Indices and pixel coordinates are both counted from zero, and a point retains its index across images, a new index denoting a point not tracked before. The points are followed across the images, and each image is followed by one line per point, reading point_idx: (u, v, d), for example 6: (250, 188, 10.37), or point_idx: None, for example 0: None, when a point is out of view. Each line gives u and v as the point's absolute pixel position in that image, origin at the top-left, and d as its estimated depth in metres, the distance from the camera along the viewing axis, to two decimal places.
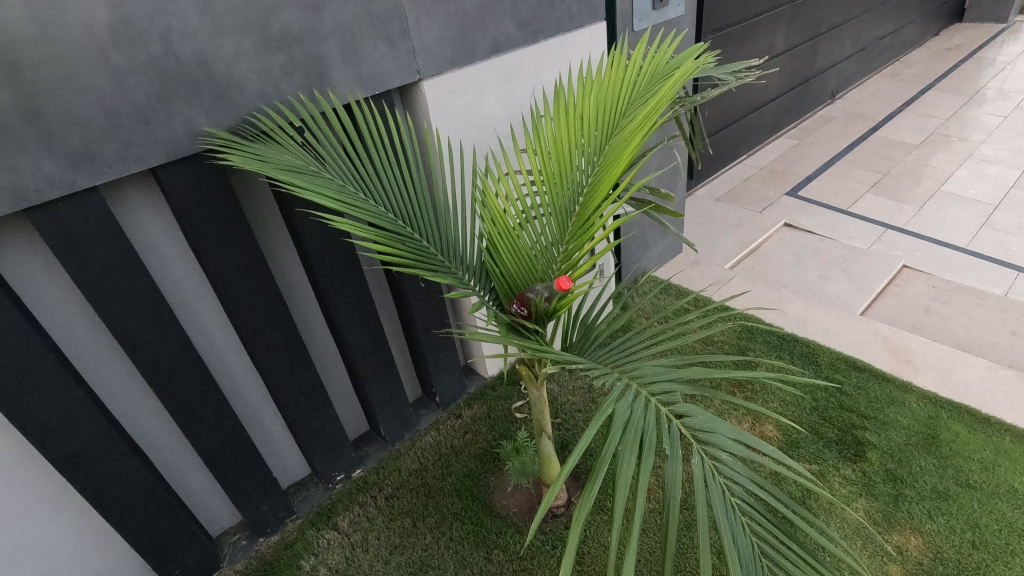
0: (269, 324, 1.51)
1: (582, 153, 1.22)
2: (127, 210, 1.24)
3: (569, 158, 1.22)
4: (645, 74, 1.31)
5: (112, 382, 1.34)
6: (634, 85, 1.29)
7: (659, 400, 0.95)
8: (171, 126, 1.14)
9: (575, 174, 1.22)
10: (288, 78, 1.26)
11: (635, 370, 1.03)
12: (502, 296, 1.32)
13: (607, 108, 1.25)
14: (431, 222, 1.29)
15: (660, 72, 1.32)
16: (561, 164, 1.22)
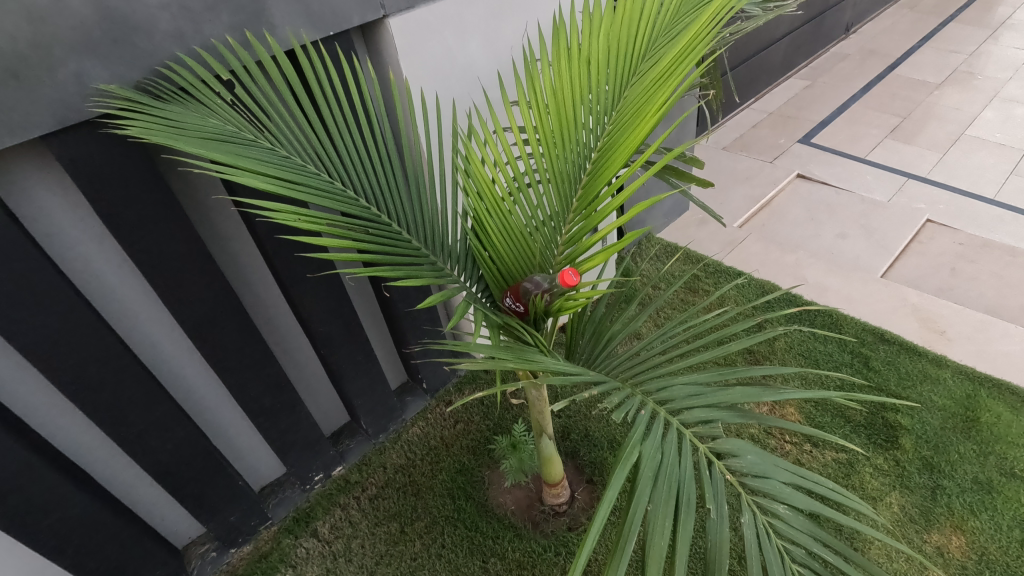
0: (219, 320, 1.28)
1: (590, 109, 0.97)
2: (19, 192, 0.97)
3: (576, 118, 0.97)
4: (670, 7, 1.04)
5: (30, 398, 1.12)
6: (656, 21, 1.02)
7: (695, 434, 0.75)
8: (57, 83, 0.87)
9: (581, 139, 0.98)
10: (212, 15, 0.98)
11: (661, 390, 0.82)
12: (492, 288, 1.09)
13: (622, 49, 0.99)
14: (403, 198, 1.04)
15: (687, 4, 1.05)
16: (564, 122, 0.97)
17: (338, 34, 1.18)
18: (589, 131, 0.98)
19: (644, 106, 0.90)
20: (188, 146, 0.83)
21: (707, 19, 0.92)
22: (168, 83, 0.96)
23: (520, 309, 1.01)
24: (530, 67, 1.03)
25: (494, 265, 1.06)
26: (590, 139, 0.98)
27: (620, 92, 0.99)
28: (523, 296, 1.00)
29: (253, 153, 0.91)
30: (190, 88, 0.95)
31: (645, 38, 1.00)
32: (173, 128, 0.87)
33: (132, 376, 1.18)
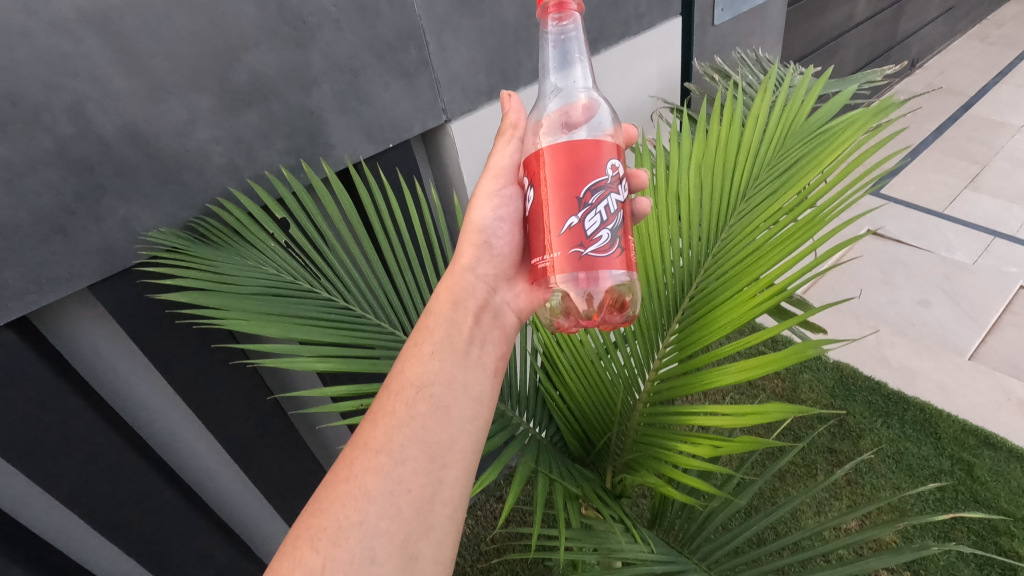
0: (265, 442, 1.17)
1: (681, 243, 0.84)
2: (73, 337, 0.88)
3: (669, 260, 0.85)
4: (785, 135, 0.86)
5: (83, 543, 1.02)
6: (758, 146, 0.85)
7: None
8: (103, 231, 0.81)
9: (675, 280, 0.84)
10: (266, 142, 0.92)
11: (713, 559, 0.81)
12: (570, 440, 1.00)
13: (731, 172, 0.85)
14: None
15: (811, 125, 0.86)
16: (653, 253, 0.86)
17: (392, 148, 1.10)
18: (684, 272, 0.84)
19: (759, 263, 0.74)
20: (246, 310, 0.76)
21: (824, 166, 0.77)
22: (215, 222, 0.88)
23: (579, 265, 0.68)
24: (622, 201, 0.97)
25: (567, 408, 0.99)
26: (688, 280, 0.84)
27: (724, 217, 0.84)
28: (522, 299, 0.88)
29: (309, 309, 0.81)
30: (240, 227, 0.87)
31: (745, 167, 0.84)
32: (226, 287, 0.77)
33: (172, 511, 1.08)
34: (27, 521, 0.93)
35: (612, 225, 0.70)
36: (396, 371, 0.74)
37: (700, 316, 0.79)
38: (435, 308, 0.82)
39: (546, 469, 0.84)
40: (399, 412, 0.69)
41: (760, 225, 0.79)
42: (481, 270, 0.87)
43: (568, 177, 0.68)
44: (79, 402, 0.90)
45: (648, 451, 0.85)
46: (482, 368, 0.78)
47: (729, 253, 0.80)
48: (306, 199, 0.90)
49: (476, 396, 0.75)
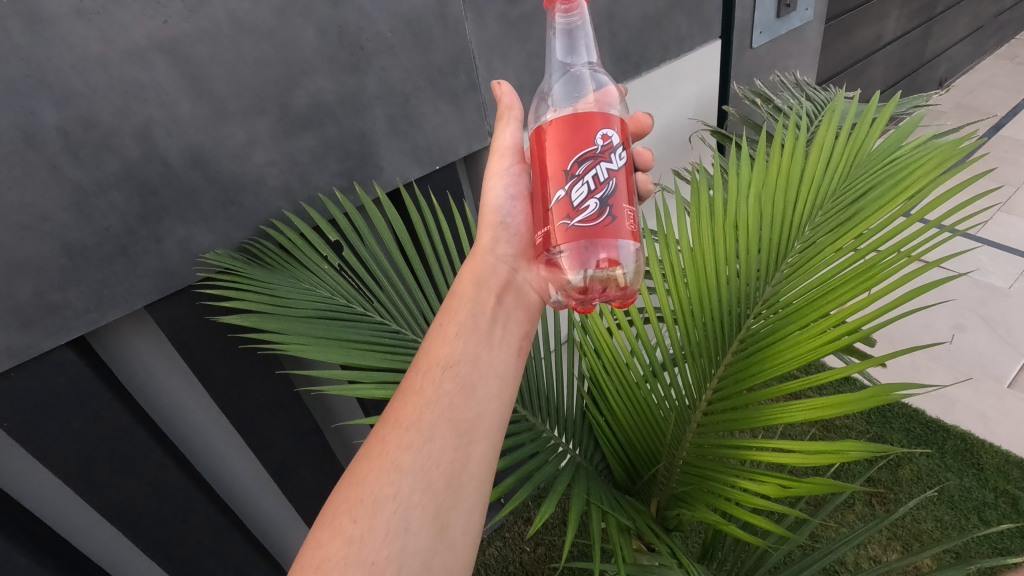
0: (303, 460, 1.17)
1: (738, 269, 0.83)
2: (126, 354, 0.89)
3: (728, 290, 0.83)
4: (850, 169, 0.83)
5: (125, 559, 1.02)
6: (823, 178, 0.83)
7: None
8: (162, 252, 0.82)
9: (733, 311, 0.83)
10: (320, 165, 0.93)
11: None
12: (616, 468, 1.00)
13: (793, 202, 0.83)
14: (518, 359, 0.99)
15: (876, 158, 0.83)
16: (708, 280, 0.85)
17: (437, 170, 1.11)
18: (743, 302, 0.82)
19: (827, 299, 0.72)
20: (304, 335, 0.76)
21: (902, 203, 0.73)
22: (269, 243, 0.89)
23: (566, 235, 0.69)
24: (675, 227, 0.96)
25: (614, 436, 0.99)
26: (746, 310, 0.82)
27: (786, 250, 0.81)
28: (541, 279, 0.87)
29: (363, 332, 0.82)
30: (295, 249, 0.88)
31: (810, 198, 0.82)
32: (285, 310, 0.78)
33: (211, 529, 1.08)
34: (73, 536, 0.93)
35: (602, 195, 0.69)
36: (422, 353, 0.73)
37: (767, 349, 0.77)
38: (458, 290, 0.81)
39: (600, 500, 0.82)
40: (427, 391, 0.68)
41: (825, 256, 0.76)
42: (501, 251, 0.86)
43: (557, 150, 0.70)
44: (129, 419, 0.90)
45: (702, 484, 0.84)
46: (506, 349, 0.77)
47: (790, 285, 0.78)
48: (358, 221, 0.91)
49: (501, 375, 0.74)
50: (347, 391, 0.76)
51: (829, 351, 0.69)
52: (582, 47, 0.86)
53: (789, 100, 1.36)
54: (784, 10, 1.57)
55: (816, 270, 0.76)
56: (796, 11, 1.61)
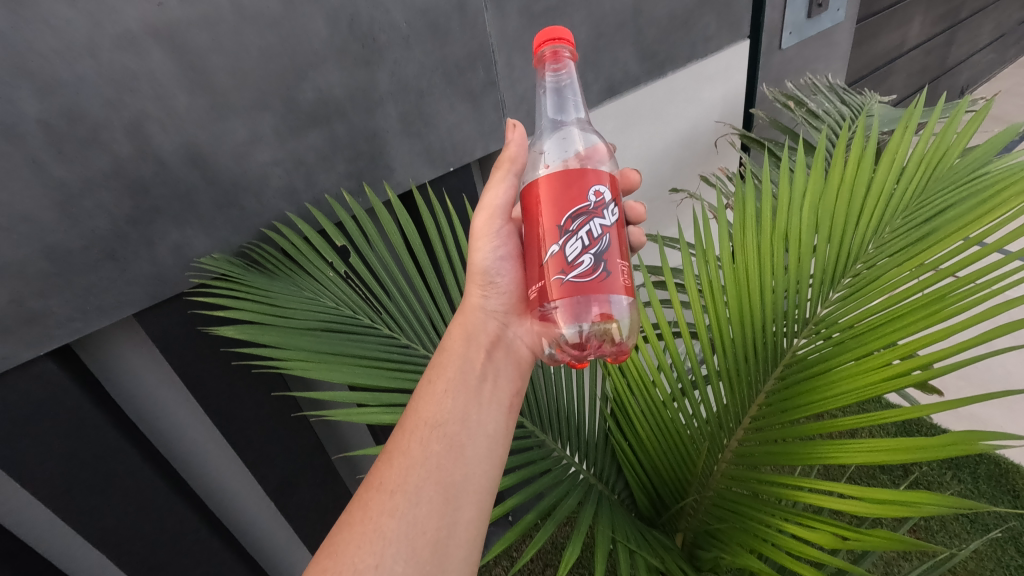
0: (303, 477, 1.10)
1: (791, 287, 0.77)
2: (115, 365, 0.83)
3: (776, 307, 0.78)
4: (921, 179, 0.75)
5: None
6: (893, 191, 0.75)
7: None
8: (154, 257, 0.75)
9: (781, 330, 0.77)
10: (327, 165, 0.87)
11: None
12: (640, 497, 0.93)
13: (855, 213, 0.76)
14: (538, 377, 0.93)
15: (950, 168, 0.75)
16: (755, 296, 0.79)
17: (452, 172, 1.05)
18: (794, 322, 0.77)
19: (894, 329, 0.65)
20: (305, 350, 0.69)
21: (976, 225, 0.65)
22: (270, 247, 0.83)
23: (560, 291, 0.63)
24: (708, 237, 0.89)
25: (639, 464, 0.92)
26: (797, 330, 0.76)
27: (841, 268, 0.75)
28: (532, 334, 0.79)
29: (369, 347, 0.75)
30: (298, 253, 0.81)
31: (877, 213, 0.74)
32: (284, 322, 0.71)
33: (205, 550, 1.01)
34: (56, 558, 0.87)
35: (596, 250, 0.63)
36: (409, 410, 0.65)
37: (819, 375, 0.71)
38: (446, 343, 0.73)
39: (626, 538, 0.76)
40: (413, 451, 0.61)
41: (886, 280, 0.70)
42: (493, 305, 0.77)
43: (550, 205, 0.64)
44: (118, 436, 0.84)
45: (738, 522, 0.77)
46: (497, 406, 0.70)
47: (847, 308, 0.72)
48: (367, 225, 0.84)
49: (491, 435, 0.67)
50: (350, 415, 0.69)
51: (904, 385, 0.62)
52: (570, 105, 0.84)
53: (824, 104, 1.29)
54: (816, 10, 1.49)
55: (871, 297, 0.70)
56: (828, 12, 1.53)
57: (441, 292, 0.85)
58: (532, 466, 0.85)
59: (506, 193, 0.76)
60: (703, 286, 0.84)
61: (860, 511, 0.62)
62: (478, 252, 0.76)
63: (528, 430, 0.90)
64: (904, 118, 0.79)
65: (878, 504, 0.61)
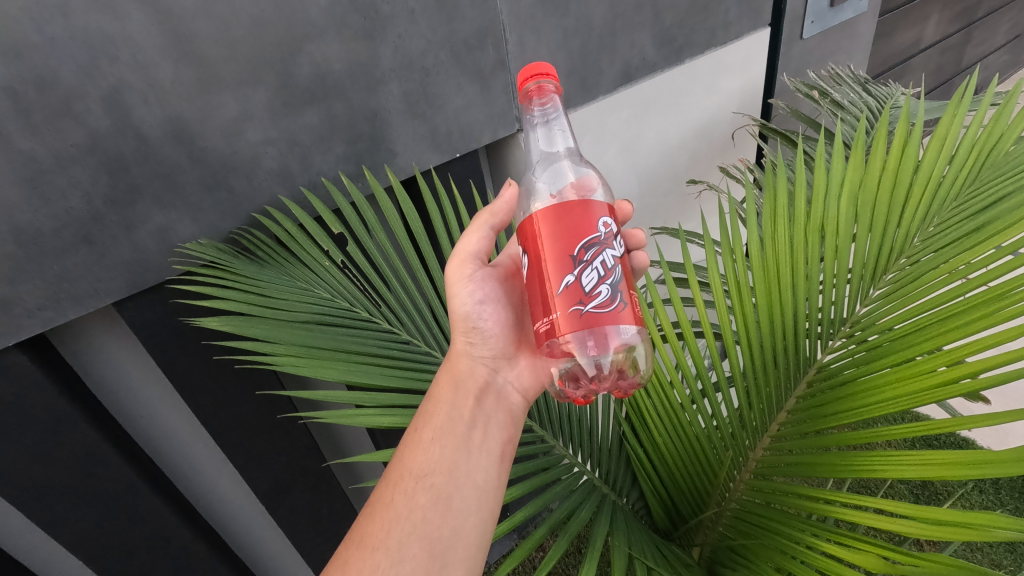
0: (296, 480, 1.04)
1: (826, 281, 0.71)
2: (93, 358, 0.77)
3: (811, 304, 0.72)
4: (972, 167, 0.70)
5: None
6: (942, 178, 0.70)
7: None
8: (134, 242, 0.69)
9: (816, 329, 0.71)
10: (324, 146, 0.80)
11: None
12: (656, 508, 0.87)
13: (898, 202, 0.70)
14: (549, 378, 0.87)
15: (1003, 158, 0.69)
16: (785, 292, 0.72)
17: (458, 158, 0.99)
18: (830, 319, 0.70)
19: (938, 331, 0.58)
20: (296, 346, 0.63)
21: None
22: (261, 233, 0.77)
23: (578, 324, 0.56)
24: (732, 228, 0.83)
25: (655, 472, 0.86)
26: (832, 329, 0.70)
27: (886, 261, 0.69)
28: (527, 379, 0.71)
29: (366, 342, 0.69)
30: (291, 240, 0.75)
31: (924, 201, 0.69)
32: (274, 314, 0.65)
33: (190, 557, 0.95)
34: (29, 564, 0.81)
35: (612, 280, 0.57)
36: (395, 460, 0.60)
37: (858, 378, 0.64)
38: (432, 390, 0.67)
39: (643, 554, 0.70)
40: (397, 504, 0.56)
41: (934, 275, 0.64)
42: (482, 350, 0.69)
43: (553, 237, 0.57)
44: (95, 435, 0.78)
45: (764, 538, 0.70)
46: (490, 455, 0.63)
47: (890, 306, 0.66)
48: (367, 211, 0.78)
49: (482, 487, 0.60)
50: (344, 417, 0.63)
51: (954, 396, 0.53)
52: (559, 137, 0.79)
53: (850, 94, 1.21)
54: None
55: (914, 295, 0.64)
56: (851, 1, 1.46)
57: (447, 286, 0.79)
58: (541, 474, 0.78)
59: (480, 242, 0.69)
60: (728, 282, 0.78)
61: (914, 533, 0.53)
62: (455, 298, 0.69)
63: (537, 434, 0.84)
64: (950, 100, 0.74)
65: (934, 526, 0.53)
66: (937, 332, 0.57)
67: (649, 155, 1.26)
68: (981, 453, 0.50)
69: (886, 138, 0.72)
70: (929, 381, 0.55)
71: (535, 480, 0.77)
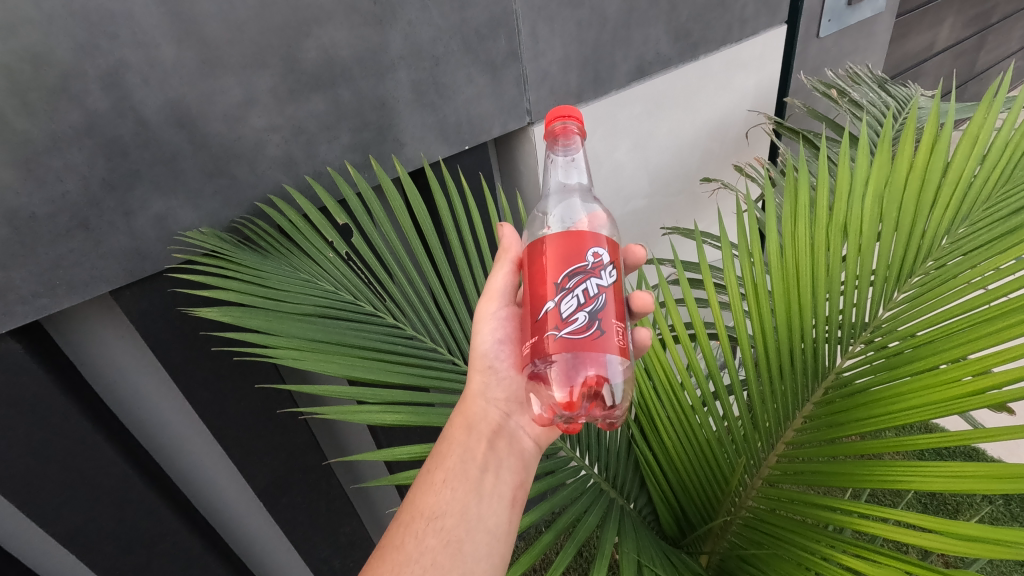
0: (295, 476, 1.02)
1: (848, 283, 0.68)
2: (89, 348, 0.75)
3: (828, 304, 0.69)
4: (1003, 169, 0.67)
5: None
6: (971, 179, 0.67)
7: None
8: (132, 229, 0.67)
9: (837, 333, 0.68)
10: (330, 135, 0.78)
11: None
12: (664, 513, 0.85)
13: (924, 203, 0.67)
14: None
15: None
16: (801, 293, 0.70)
17: (467, 151, 0.96)
18: (851, 324, 0.68)
19: (964, 338, 0.54)
20: (296, 338, 0.61)
21: None
22: (264, 224, 0.74)
23: (550, 350, 0.54)
24: (747, 226, 0.80)
25: (663, 477, 0.83)
26: (853, 333, 0.68)
27: (910, 264, 0.66)
28: (540, 428, 0.69)
29: (370, 337, 0.66)
30: (294, 231, 0.73)
31: (954, 202, 0.66)
32: (274, 305, 0.62)
33: (185, 554, 0.93)
34: (20, 557, 0.79)
35: (592, 308, 0.54)
36: (405, 501, 0.59)
37: (878, 383, 0.61)
38: (445, 432, 0.65)
39: (652, 562, 0.68)
40: (406, 546, 0.54)
41: (961, 280, 0.61)
42: (498, 392, 0.67)
43: (543, 265, 0.56)
44: (90, 427, 0.76)
45: (779, 550, 0.67)
46: (501, 499, 0.61)
47: (913, 310, 0.63)
48: (373, 201, 0.76)
49: (492, 532, 0.58)
50: (345, 413, 0.61)
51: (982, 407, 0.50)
52: (575, 175, 0.77)
53: (868, 95, 1.19)
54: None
55: (937, 300, 0.61)
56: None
57: (453, 280, 0.77)
58: (548, 476, 0.76)
59: (506, 279, 0.67)
60: (744, 283, 0.75)
61: (941, 548, 0.50)
62: (478, 336, 0.67)
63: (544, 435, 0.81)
64: (981, 100, 0.70)
65: (962, 542, 0.50)
66: (968, 337, 0.54)
67: (661, 153, 1.23)
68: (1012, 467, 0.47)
69: (915, 135, 0.69)
70: (957, 388, 0.52)
71: (542, 482, 0.75)
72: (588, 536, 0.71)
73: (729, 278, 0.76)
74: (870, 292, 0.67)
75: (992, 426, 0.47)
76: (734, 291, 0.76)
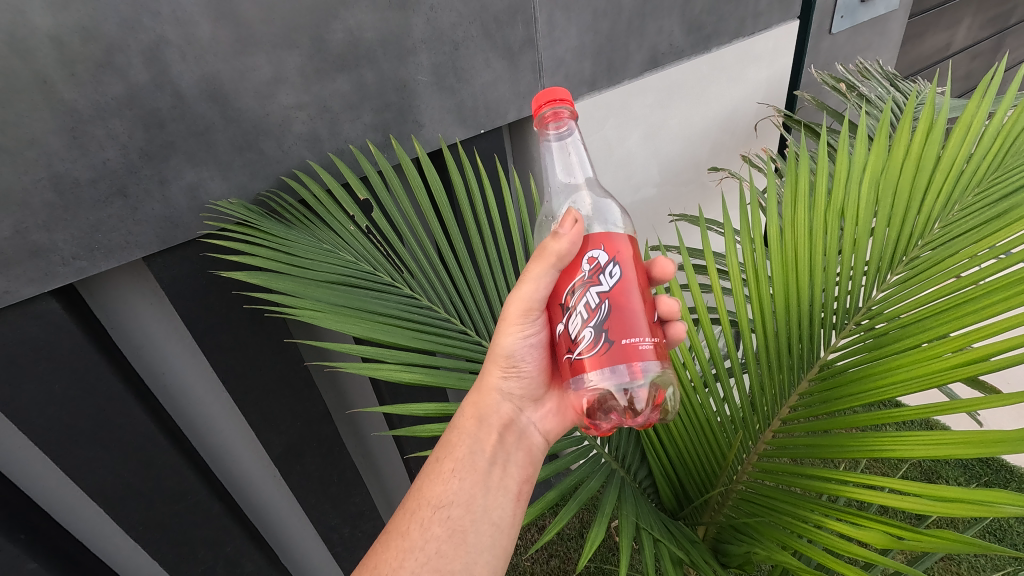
0: (309, 443, 1.07)
1: (845, 269, 0.71)
2: (118, 311, 0.80)
3: (825, 292, 0.72)
4: (993, 158, 0.70)
5: (106, 539, 0.92)
6: (962, 169, 0.69)
7: None
8: (166, 197, 0.71)
9: (832, 318, 0.71)
10: (353, 114, 0.82)
11: None
12: (662, 486, 0.89)
13: (917, 190, 0.70)
14: None
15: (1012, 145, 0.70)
16: (799, 277, 0.72)
17: (483, 134, 1.00)
18: (846, 308, 0.71)
19: (947, 318, 0.57)
20: (320, 302, 0.65)
21: None
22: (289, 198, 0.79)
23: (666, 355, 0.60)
24: (749, 213, 0.83)
25: (663, 450, 0.87)
26: (847, 317, 0.71)
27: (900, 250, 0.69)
28: (549, 422, 0.73)
29: (388, 304, 0.70)
30: (317, 204, 0.76)
31: (946, 187, 0.69)
32: (300, 271, 0.66)
33: (204, 515, 0.97)
34: (49, 509, 0.83)
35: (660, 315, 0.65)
36: (414, 485, 0.62)
37: (867, 364, 0.63)
38: (456, 420, 0.67)
39: (650, 526, 0.72)
40: (413, 534, 0.58)
41: (952, 263, 0.63)
42: (513, 387, 0.68)
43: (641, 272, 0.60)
44: (120, 386, 0.80)
45: (769, 517, 0.71)
46: (506, 492, 0.64)
47: (901, 293, 0.66)
48: (391, 177, 0.79)
49: (497, 524, 0.62)
50: (365, 370, 0.64)
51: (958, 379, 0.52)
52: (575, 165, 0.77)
53: (877, 89, 1.21)
54: None
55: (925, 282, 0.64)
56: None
57: (467, 256, 0.80)
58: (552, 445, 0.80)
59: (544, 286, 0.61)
60: (745, 267, 0.78)
61: (920, 511, 0.53)
62: (507, 338, 0.65)
63: None
64: (973, 94, 0.72)
65: (940, 503, 0.53)
66: (952, 317, 0.57)
67: (671, 143, 1.26)
68: (991, 433, 0.49)
69: (912, 124, 0.71)
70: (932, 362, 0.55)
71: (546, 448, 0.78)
72: (590, 499, 0.76)
73: (731, 262, 0.80)
74: (868, 278, 0.70)
75: (971, 397, 0.50)
76: (736, 275, 0.79)
